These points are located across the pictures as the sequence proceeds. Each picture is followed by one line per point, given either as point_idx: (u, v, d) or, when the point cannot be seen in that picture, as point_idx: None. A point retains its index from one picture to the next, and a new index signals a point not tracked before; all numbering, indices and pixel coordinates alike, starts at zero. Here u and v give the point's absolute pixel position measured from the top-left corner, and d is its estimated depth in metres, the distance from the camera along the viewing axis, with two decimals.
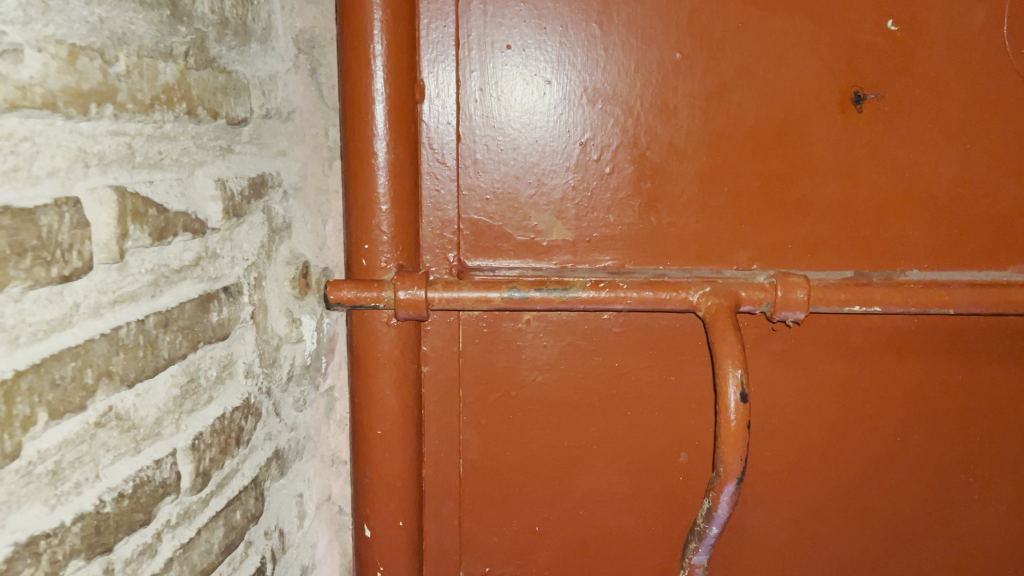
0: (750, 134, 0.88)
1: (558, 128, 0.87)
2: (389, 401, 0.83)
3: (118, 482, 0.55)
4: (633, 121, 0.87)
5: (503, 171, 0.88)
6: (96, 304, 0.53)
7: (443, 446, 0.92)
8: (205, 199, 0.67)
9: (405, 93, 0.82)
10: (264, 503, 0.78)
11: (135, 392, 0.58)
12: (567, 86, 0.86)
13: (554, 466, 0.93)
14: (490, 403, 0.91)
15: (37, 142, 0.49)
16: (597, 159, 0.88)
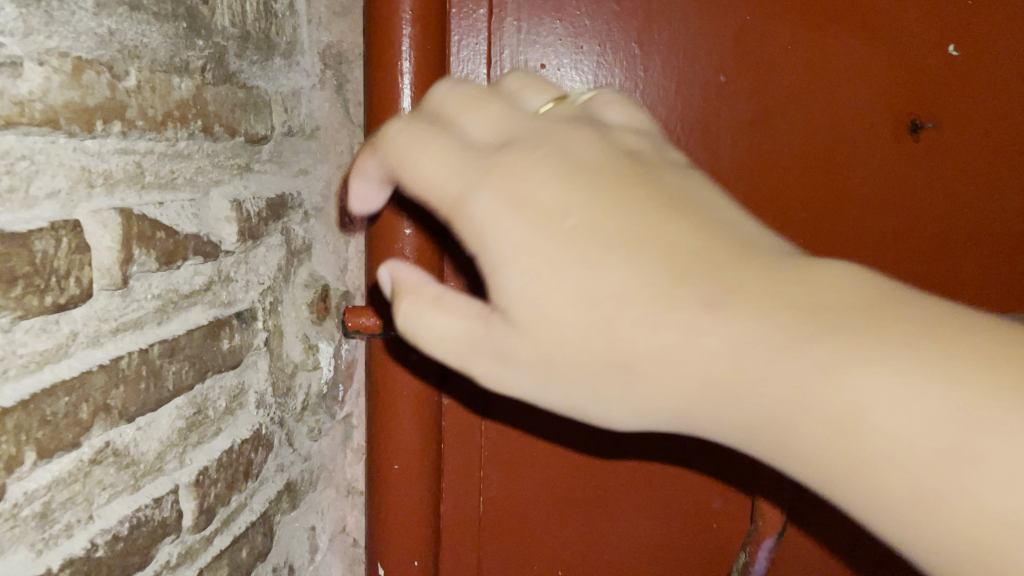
0: (798, 160, 0.83)
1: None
2: (407, 435, 0.79)
3: (112, 523, 0.52)
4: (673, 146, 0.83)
5: None
6: (95, 332, 0.50)
7: (461, 482, 0.89)
8: (219, 221, 0.64)
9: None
10: (273, 539, 0.74)
11: (135, 426, 0.54)
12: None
13: (579, 508, 0.88)
14: (512, 438, 0.87)
15: (35, 162, 0.46)
16: None
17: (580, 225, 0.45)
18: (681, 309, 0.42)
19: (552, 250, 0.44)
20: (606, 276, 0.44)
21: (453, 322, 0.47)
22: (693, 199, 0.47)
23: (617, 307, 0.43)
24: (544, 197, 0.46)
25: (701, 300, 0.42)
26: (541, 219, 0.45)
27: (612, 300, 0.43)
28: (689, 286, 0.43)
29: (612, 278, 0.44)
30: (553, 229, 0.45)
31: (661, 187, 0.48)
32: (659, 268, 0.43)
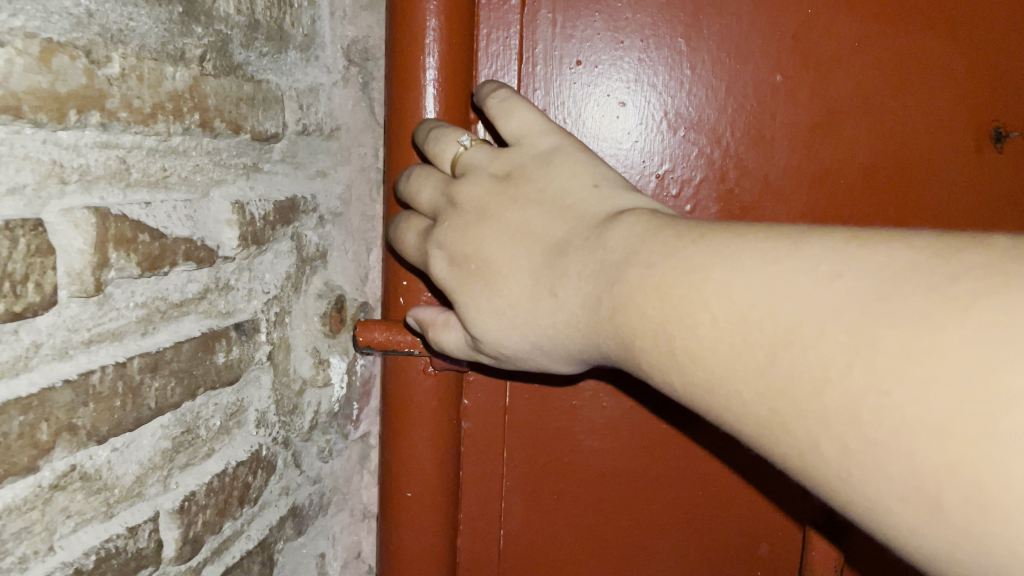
0: (860, 171, 0.75)
1: (635, 158, 0.76)
2: (423, 460, 0.74)
3: (76, 555, 0.47)
4: (722, 153, 0.76)
5: None
6: (63, 344, 0.46)
7: (481, 514, 0.84)
8: (219, 224, 0.59)
9: (459, 112, 0.73)
10: (273, 569, 0.69)
11: (110, 447, 0.49)
12: (643, 108, 0.75)
13: (610, 546, 0.84)
14: (538, 467, 0.83)
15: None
16: (676, 195, 0.77)
17: (478, 260, 0.58)
18: (546, 310, 0.54)
19: (470, 287, 0.58)
20: (506, 294, 0.56)
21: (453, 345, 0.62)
22: (550, 199, 0.57)
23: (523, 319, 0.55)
24: (456, 240, 0.59)
25: (554, 295, 0.53)
26: (461, 265, 0.59)
27: (520, 318, 0.55)
28: (545, 289, 0.54)
29: (504, 298, 0.56)
30: (467, 274, 0.58)
31: (525, 198, 0.57)
32: (534, 278, 0.55)
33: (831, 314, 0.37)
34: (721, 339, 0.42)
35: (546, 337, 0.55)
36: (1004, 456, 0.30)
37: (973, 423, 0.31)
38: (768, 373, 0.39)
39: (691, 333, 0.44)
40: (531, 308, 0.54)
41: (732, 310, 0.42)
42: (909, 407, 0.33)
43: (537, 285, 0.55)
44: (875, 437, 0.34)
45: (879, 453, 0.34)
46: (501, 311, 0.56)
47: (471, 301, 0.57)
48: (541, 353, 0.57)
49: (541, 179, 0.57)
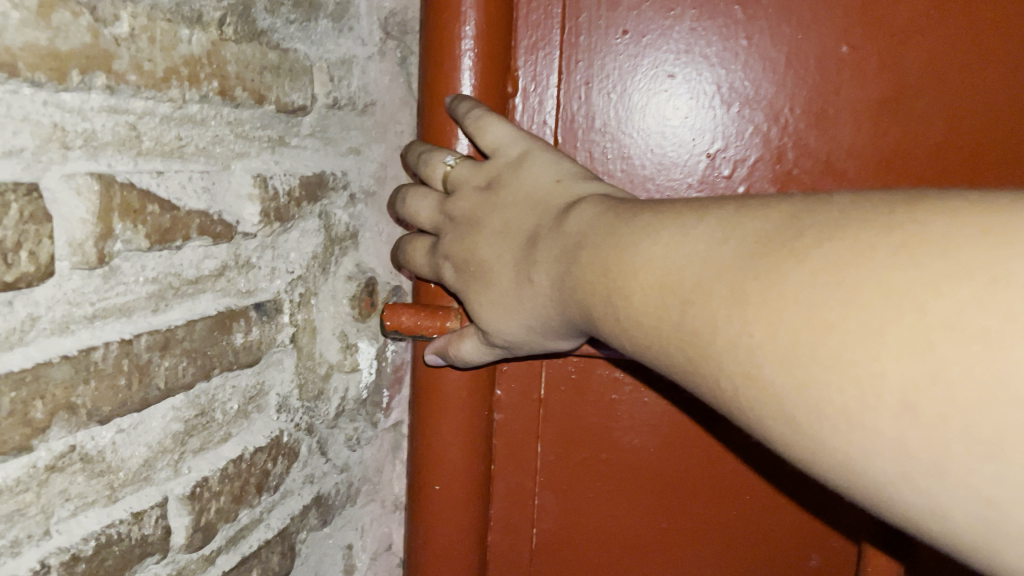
0: (929, 157, 0.69)
1: (684, 135, 0.72)
2: (451, 451, 0.74)
3: (74, 541, 0.44)
4: (778, 134, 0.71)
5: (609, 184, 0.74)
6: (63, 318, 0.43)
7: (513, 511, 0.81)
8: (239, 198, 0.56)
9: (494, 85, 0.70)
10: (295, 559, 0.66)
11: (115, 428, 0.47)
12: (693, 79, 0.70)
13: (648, 548, 0.80)
14: (574, 464, 0.79)
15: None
16: (728, 175, 0.72)
17: (470, 263, 0.62)
18: (527, 295, 0.57)
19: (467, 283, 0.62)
20: (495, 283, 0.59)
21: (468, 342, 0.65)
22: (521, 199, 0.60)
23: (511, 303, 0.59)
24: (455, 247, 0.63)
25: (529, 281, 0.57)
26: (459, 267, 0.63)
27: (511, 300, 0.59)
28: (524, 277, 0.57)
29: (494, 294, 0.59)
30: (463, 273, 0.63)
31: (503, 200, 0.61)
32: (514, 267, 0.58)
33: (722, 272, 0.42)
34: (644, 304, 0.46)
35: (537, 321, 0.58)
36: (829, 366, 0.35)
37: (808, 347, 0.36)
38: (677, 328, 0.44)
39: (616, 298, 0.49)
40: (517, 295, 0.58)
41: (649, 276, 0.46)
42: (764, 340, 0.38)
43: (519, 273, 0.58)
44: (750, 370, 0.39)
45: (754, 385, 0.39)
46: (498, 304, 0.59)
47: (474, 299, 0.61)
48: (542, 338, 0.59)
49: (512, 183, 0.61)
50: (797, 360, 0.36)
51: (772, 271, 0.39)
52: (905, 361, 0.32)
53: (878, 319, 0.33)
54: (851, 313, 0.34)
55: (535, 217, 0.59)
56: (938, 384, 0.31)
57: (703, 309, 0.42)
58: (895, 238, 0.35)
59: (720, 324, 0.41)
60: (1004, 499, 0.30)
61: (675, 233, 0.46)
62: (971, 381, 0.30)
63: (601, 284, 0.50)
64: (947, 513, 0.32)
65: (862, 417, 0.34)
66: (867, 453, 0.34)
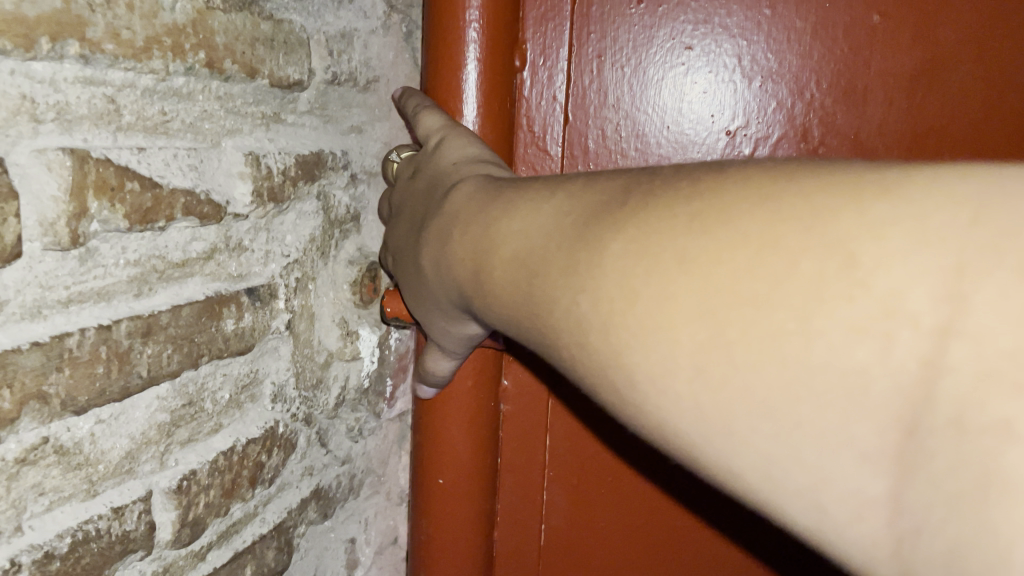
0: (961, 137, 0.67)
1: (702, 110, 0.69)
2: (457, 446, 0.74)
3: (47, 538, 0.42)
4: (802, 110, 0.68)
5: (622, 164, 0.72)
6: (34, 303, 0.41)
7: (522, 500, 0.84)
8: (231, 177, 0.53)
9: (500, 57, 0.68)
10: (292, 554, 0.64)
11: (94, 419, 0.44)
12: (711, 52, 0.67)
13: (654, 538, 0.83)
14: (580, 456, 0.81)
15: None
16: (750, 155, 0.70)
17: (397, 253, 0.63)
18: (419, 279, 0.58)
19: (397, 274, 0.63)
20: (405, 270, 0.61)
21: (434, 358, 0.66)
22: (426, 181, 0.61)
23: (416, 291, 0.60)
24: (390, 238, 0.65)
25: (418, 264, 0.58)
26: (393, 258, 0.65)
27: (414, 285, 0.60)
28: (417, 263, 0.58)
29: (407, 283, 0.61)
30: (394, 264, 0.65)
31: (415, 188, 0.62)
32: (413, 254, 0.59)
33: (557, 243, 0.42)
34: (499, 277, 0.46)
35: (429, 302, 0.58)
36: (632, 331, 0.35)
37: (620, 313, 0.36)
38: (525, 302, 0.44)
39: (479, 276, 0.49)
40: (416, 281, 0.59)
41: (506, 252, 0.46)
42: (589, 309, 0.38)
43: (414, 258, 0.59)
44: (577, 340, 0.38)
45: (583, 351, 0.38)
46: (409, 291, 0.61)
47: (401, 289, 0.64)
48: (440, 322, 0.60)
49: (429, 172, 0.61)
50: (610, 326, 0.36)
51: (597, 242, 0.39)
52: (697, 321, 0.32)
53: (670, 279, 0.34)
54: (651, 270, 0.35)
55: (429, 198, 0.59)
56: (725, 349, 0.31)
57: (546, 282, 0.42)
58: (693, 204, 0.35)
59: (557, 295, 0.41)
60: (781, 458, 0.30)
61: (537, 212, 0.46)
62: (751, 339, 0.31)
63: (464, 263, 0.51)
64: (735, 472, 0.32)
65: (659, 381, 0.34)
66: (669, 416, 0.34)
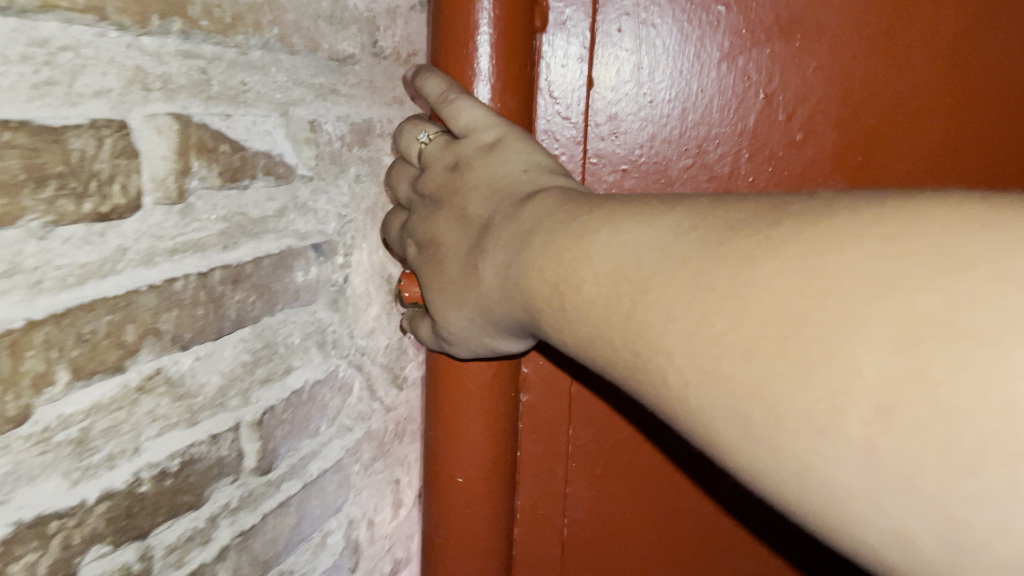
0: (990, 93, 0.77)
1: (748, 71, 0.78)
2: (474, 435, 0.79)
3: (161, 458, 0.48)
4: (840, 74, 0.78)
5: (651, 131, 0.82)
6: (147, 251, 0.46)
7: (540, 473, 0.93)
8: (298, 142, 0.59)
9: (513, 25, 0.74)
10: (349, 490, 0.70)
11: (194, 355, 0.50)
12: (747, 13, 0.77)
13: (659, 506, 0.92)
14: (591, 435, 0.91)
15: (68, 46, 0.40)
16: (785, 118, 0.79)
17: (428, 247, 0.66)
18: (471, 283, 0.61)
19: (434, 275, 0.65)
20: (449, 268, 0.63)
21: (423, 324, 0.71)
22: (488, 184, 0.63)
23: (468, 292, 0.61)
24: (420, 228, 0.66)
25: (475, 270, 0.60)
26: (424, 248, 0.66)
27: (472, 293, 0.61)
28: (471, 266, 0.61)
29: (448, 288, 0.63)
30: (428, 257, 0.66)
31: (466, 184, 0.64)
32: (466, 257, 0.62)
33: (679, 261, 0.43)
34: (595, 291, 0.48)
35: (482, 313, 0.61)
36: (797, 359, 0.35)
37: (773, 339, 0.36)
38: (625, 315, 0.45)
39: (575, 289, 0.50)
40: (466, 283, 0.61)
41: (616, 264, 0.47)
42: (730, 330, 0.38)
43: (468, 263, 0.61)
44: (711, 361, 0.39)
45: (711, 371, 0.39)
46: (452, 298, 0.63)
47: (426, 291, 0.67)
48: (493, 332, 0.63)
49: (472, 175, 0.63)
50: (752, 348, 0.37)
51: (751, 261, 0.39)
52: (888, 355, 0.32)
53: (858, 309, 0.34)
54: (827, 293, 0.35)
55: (495, 205, 0.61)
56: (921, 385, 0.31)
57: (659, 299, 0.43)
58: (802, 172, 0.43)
59: (678, 312, 0.42)
60: (970, 514, 0.30)
61: (642, 226, 0.47)
62: (960, 380, 0.30)
63: (552, 271, 0.52)
64: (909, 527, 0.32)
65: (830, 415, 0.34)
66: (828, 452, 0.34)
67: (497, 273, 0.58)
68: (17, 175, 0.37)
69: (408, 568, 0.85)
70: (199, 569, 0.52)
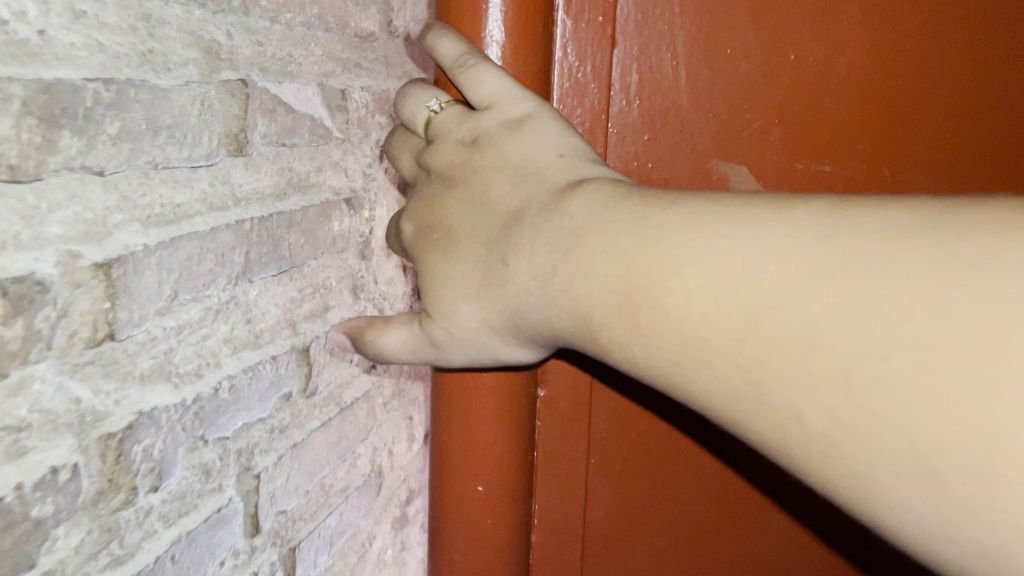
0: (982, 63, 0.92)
1: (788, 34, 0.86)
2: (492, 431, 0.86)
3: (237, 371, 0.56)
4: (870, 35, 0.88)
5: (677, 97, 0.88)
6: (221, 196, 0.54)
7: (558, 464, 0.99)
8: (332, 108, 0.67)
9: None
10: (374, 420, 0.79)
11: (258, 287, 0.59)
12: None
13: (671, 487, 1.00)
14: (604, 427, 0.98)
15: (165, 21, 0.49)
16: (813, 82, 0.88)
17: (444, 235, 0.63)
18: (495, 280, 0.58)
19: (444, 269, 0.62)
20: (461, 262, 0.61)
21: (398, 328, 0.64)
22: (513, 166, 0.61)
23: (485, 284, 0.59)
24: (429, 211, 0.65)
25: (507, 266, 0.58)
26: (430, 235, 0.65)
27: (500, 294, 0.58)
28: (498, 261, 0.58)
29: (468, 286, 0.60)
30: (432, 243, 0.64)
31: (487, 163, 0.63)
32: (488, 249, 0.59)
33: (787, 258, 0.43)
34: (672, 296, 0.48)
35: (508, 317, 0.58)
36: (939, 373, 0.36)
37: (952, 358, 0.36)
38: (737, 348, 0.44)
39: (672, 306, 0.48)
40: (484, 279, 0.59)
41: (719, 277, 0.46)
42: (878, 345, 0.38)
43: (491, 260, 0.59)
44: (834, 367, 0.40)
45: (891, 406, 0.38)
46: (468, 294, 0.60)
47: (427, 288, 0.63)
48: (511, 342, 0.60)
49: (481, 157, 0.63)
50: (913, 376, 0.37)
51: (898, 266, 0.39)
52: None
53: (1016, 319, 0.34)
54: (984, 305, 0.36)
55: (526, 191, 0.60)
56: None
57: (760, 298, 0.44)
58: None
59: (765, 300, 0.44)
60: None
61: (742, 220, 0.47)
62: None
63: (617, 273, 0.52)
64: None
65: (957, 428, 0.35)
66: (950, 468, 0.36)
67: (535, 271, 0.56)
68: (137, 124, 0.46)
69: (421, 500, 0.94)
70: (264, 472, 0.60)
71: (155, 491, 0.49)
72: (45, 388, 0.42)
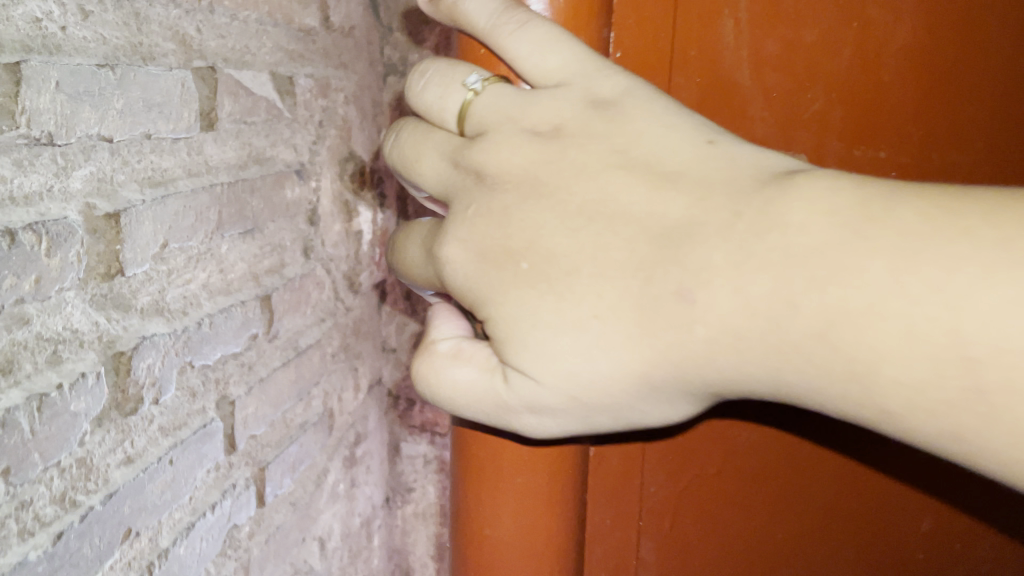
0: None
1: None
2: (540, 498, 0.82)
3: (215, 310, 0.67)
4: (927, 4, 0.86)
5: None
6: (197, 163, 0.65)
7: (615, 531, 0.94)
8: (282, 93, 0.78)
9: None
10: (326, 367, 0.90)
11: (228, 243, 0.70)
12: None
13: (726, 546, 0.96)
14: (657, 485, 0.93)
15: (150, 18, 0.59)
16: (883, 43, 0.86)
17: (540, 262, 0.54)
18: (636, 325, 0.51)
19: (549, 311, 0.53)
20: (580, 304, 0.52)
21: (472, 370, 0.59)
22: (621, 152, 0.55)
23: (612, 321, 0.51)
24: (494, 239, 0.56)
25: (687, 298, 0.49)
26: (506, 264, 0.55)
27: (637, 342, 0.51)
28: (644, 297, 0.51)
29: (619, 328, 0.51)
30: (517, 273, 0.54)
31: (577, 156, 0.56)
32: (629, 280, 0.51)
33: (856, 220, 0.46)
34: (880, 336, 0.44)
35: (674, 370, 0.51)
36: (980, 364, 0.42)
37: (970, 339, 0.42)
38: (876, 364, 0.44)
39: (865, 353, 0.44)
40: (623, 326, 0.51)
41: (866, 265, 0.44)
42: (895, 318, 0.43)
43: (622, 298, 0.51)
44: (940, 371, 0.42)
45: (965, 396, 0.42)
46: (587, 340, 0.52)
47: (521, 336, 0.54)
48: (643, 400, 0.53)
49: (571, 147, 0.56)
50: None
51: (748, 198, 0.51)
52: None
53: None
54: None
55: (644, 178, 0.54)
56: None
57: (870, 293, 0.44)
58: None
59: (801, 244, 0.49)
60: None
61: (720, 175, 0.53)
62: None
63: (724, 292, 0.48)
64: None
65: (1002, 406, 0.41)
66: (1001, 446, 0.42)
67: (722, 312, 0.49)
68: (134, 102, 0.57)
69: (367, 444, 1.06)
70: (237, 399, 0.72)
71: (156, 403, 0.61)
72: (73, 310, 0.52)
